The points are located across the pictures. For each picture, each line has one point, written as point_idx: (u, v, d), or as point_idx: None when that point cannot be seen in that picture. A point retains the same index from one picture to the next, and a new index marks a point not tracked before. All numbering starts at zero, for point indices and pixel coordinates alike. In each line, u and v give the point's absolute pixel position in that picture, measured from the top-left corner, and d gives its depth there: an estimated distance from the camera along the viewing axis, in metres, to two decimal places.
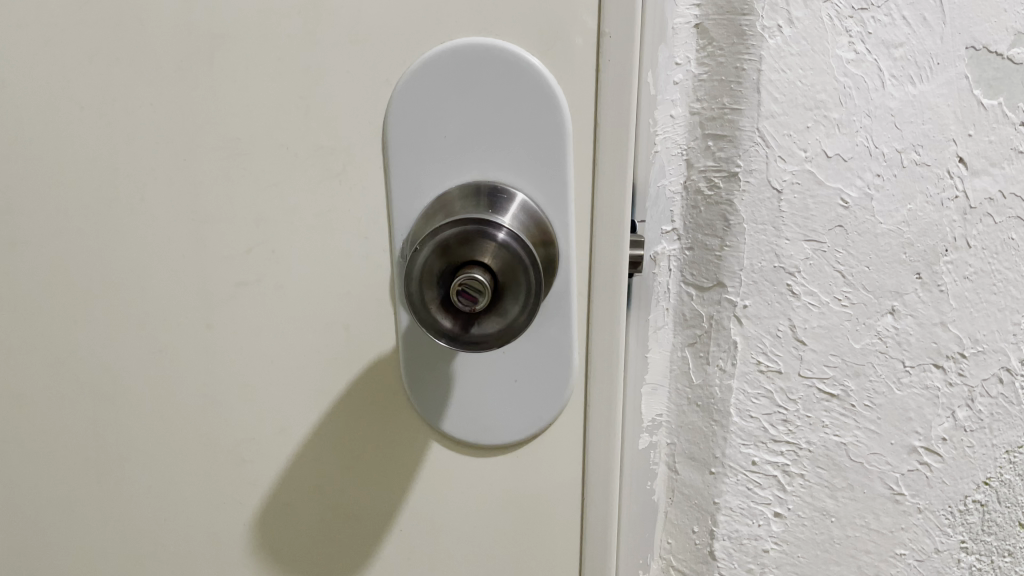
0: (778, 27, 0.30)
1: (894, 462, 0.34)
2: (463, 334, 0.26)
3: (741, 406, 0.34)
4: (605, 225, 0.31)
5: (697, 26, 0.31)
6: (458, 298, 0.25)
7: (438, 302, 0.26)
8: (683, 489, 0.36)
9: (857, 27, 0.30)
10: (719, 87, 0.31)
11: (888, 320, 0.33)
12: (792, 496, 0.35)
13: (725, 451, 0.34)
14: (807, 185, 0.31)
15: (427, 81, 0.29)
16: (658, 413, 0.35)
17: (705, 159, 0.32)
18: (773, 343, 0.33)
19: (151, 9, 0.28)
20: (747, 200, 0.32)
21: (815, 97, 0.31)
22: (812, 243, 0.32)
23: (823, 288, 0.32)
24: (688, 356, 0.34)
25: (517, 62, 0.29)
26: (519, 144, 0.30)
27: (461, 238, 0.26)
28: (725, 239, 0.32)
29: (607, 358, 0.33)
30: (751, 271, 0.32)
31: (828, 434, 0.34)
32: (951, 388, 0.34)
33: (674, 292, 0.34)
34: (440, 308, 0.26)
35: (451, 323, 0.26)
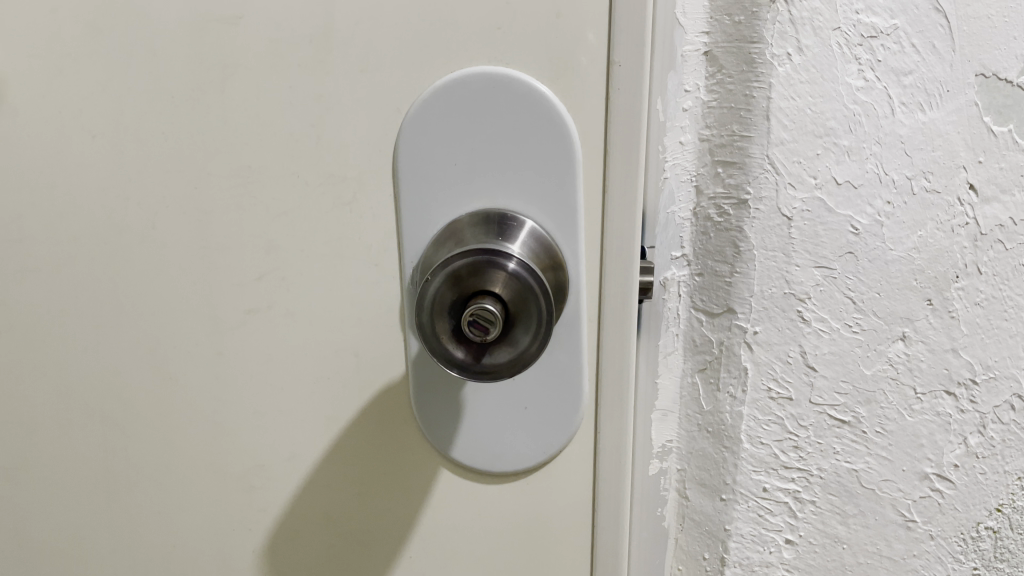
0: (787, 55, 0.30)
1: (906, 489, 0.34)
2: (475, 363, 0.26)
3: (752, 432, 0.34)
4: (615, 252, 0.31)
5: (706, 53, 0.31)
6: (469, 328, 0.25)
7: (450, 332, 0.26)
8: (693, 515, 0.35)
9: (866, 55, 0.30)
10: (728, 114, 0.31)
11: (899, 346, 0.33)
12: (803, 523, 0.34)
13: (736, 477, 0.34)
14: (817, 212, 0.31)
15: (438, 109, 0.29)
16: (669, 439, 0.35)
17: (714, 185, 0.32)
18: (784, 369, 0.33)
19: (164, 39, 0.29)
20: (757, 226, 0.32)
21: (824, 124, 0.31)
22: (823, 269, 0.32)
23: (834, 314, 0.32)
24: (699, 382, 0.34)
25: (527, 90, 0.29)
26: (529, 171, 0.30)
27: (471, 269, 0.26)
28: (735, 265, 0.32)
29: (618, 385, 0.33)
30: (762, 297, 0.32)
31: (840, 460, 0.34)
32: (963, 415, 0.34)
33: (684, 318, 0.34)
34: (452, 338, 0.26)
35: (464, 353, 0.26)
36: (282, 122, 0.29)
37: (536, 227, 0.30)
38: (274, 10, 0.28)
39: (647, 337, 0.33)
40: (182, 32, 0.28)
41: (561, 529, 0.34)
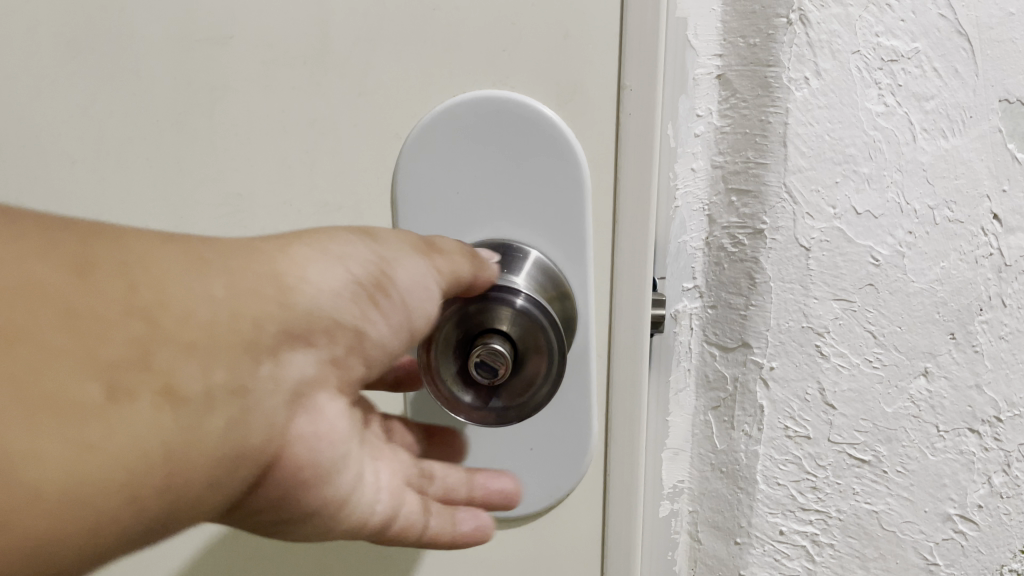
0: (805, 79, 0.29)
1: (928, 531, 0.33)
2: (484, 407, 0.25)
3: (768, 472, 0.32)
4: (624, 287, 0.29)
5: (719, 77, 0.30)
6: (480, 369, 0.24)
7: (457, 374, 0.25)
8: (705, 559, 0.34)
9: (887, 79, 0.29)
10: (743, 140, 0.30)
11: (921, 383, 0.31)
12: (821, 567, 0.33)
13: (751, 520, 0.32)
14: (836, 242, 0.30)
15: (440, 136, 0.27)
16: (680, 479, 0.33)
17: (728, 215, 0.31)
18: (801, 407, 0.31)
19: (150, 61, 0.27)
20: (773, 258, 0.30)
21: (843, 151, 0.29)
22: (841, 302, 0.31)
23: (853, 349, 0.31)
24: (712, 421, 0.33)
25: (527, 112, 0.27)
26: (535, 202, 0.28)
27: (478, 307, 0.25)
28: (750, 299, 0.31)
29: (629, 426, 0.31)
30: (778, 331, 0.31)
31: (859, 501, 0.32)
32: (986, 453, 0.32)
33: (696, 352, 0.32)
34: (460, 382, 0.25)
35: (472, 397, 0.25)
36: (273, 148, 0.28)
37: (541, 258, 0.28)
38: (267, 30, 0.26)
39: (657, 372, 0.32)
40: (170, 53, 0.27)
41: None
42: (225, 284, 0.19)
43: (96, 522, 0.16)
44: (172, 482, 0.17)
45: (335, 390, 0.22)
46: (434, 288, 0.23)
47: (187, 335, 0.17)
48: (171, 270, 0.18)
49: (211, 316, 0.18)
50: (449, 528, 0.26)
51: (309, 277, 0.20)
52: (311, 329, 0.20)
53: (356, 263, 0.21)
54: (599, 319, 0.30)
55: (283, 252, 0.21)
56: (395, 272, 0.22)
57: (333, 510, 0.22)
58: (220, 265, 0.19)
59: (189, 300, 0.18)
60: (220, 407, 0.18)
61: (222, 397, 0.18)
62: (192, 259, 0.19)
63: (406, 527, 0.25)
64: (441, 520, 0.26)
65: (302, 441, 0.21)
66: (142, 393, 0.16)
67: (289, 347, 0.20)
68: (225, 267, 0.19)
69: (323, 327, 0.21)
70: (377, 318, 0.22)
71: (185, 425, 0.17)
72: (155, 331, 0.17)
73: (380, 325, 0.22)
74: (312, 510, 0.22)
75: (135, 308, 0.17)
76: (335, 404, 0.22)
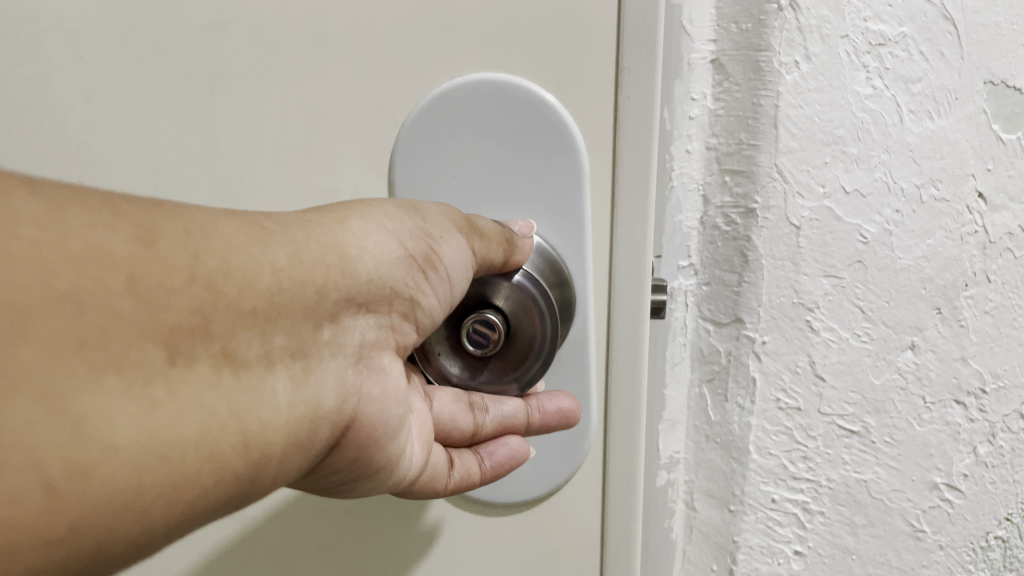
0: (795, 63, 0.30)
1: (915, 499, 0.34)
2: (470, 377, 0.28)
3: (760, 442, 0.33)
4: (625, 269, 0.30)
5: (714, 61, 0.31)
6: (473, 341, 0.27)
7: (448, 347, 0.27)
8: (701, 527, 0.35)
9: (875, 62, 0.30)
10: (735, 123, 0.31)
11: (908, 356, 0.33)
12: (812, 534, 0.34)
13: (744, 488, 0.34)
14: (825, 221, 0.31)
15: (439, 115, 0.29)
16: (676, 450, 0.35)
17: (722, 195, 0.32)
18: (793, 379, 0.33)
19: (163, 49, 0.28)
20: (765, 235, 0.31)
21: (832, 132, 0.30)
22: (831, 278, 0.32)
23: (843, 324, 0.32)
24: (706, 393, 0.34)
25: (532, 100, 0.28)
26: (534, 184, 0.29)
27: (474, 284, 0.27)
28: (743, 275, 0.32)
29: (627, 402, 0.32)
30: (770, 306, 0.32)
31: (849, 470, 0.34)
32: (972, 424, 0.34)
33: (691, 328, 0.34)
34: (449, 354, 0.27)
35: (458, 368, 0.27)
36: (284, 133, 0.29)
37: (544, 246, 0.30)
38: (277, 18, 0.28)
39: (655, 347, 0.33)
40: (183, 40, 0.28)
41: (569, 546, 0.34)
42: (289, 250, 0.19)
43: (175, 490, 0.16)
44: (249, 444, 0.18)
45: (393, 354, 0.23)
46: (470, 262, 0.25)
47: (249, 304, 0.17)
48: (234, 240, 0.18)
49: (279, 283, 0.18)
50: (476, 467, 0.29)
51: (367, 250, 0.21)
52: (374, 298, 0.22)
53: (410, 240, 0.23)
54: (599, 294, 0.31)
55: (341, 225, 0.21)
56: (444, 245, 0.24)
57: (392, 466, 0.24)
58: (292, 231, 0.20)
59: (257, 265, 0.18)
60: (285, 369, 0.19)
61: (282, 360, 0.19)
62: (257, 231, 0.19)
63: (434, 476, 0.27)
64: (466, 462, 0.28)
65: (372, 404, 0.22)
66: (203, 356, 0.16)
67: (351, 314, 0.21)
68: (287, 236, 0.19)
69: (384, 295, 0.22)
70: (430, 288, 0.24)
71: (251, 388, 0.18)
72: (218, 299, 0.17)
73: (430, 296, 0.24)
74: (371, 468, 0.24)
75: (198, 275, 0.17)
76: (393, 367, 0.23)
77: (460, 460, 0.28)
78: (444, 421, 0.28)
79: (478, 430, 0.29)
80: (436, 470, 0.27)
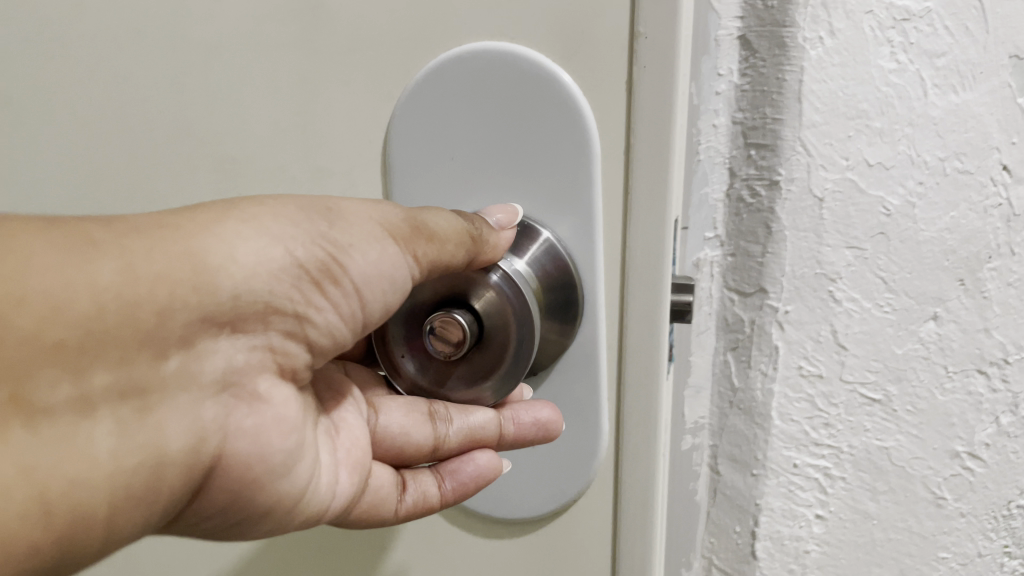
0: (820, 38, 0.31)
1: (937, 466, 0.35)
2: (424, 379, 0.29)
3: (783, 409, 0.34)
4: (646, 251, 0.29)
5: (740, 38, 0.32)
6: (444, 346, 0.27)
7: (411, 345, 0.28)
8: (725, 489, 0.36)
9: (899, 37, 0.31)
10: (761, 97, 0.32)
11: (931, 326, 0.33)
12: (833, 498, 0.35)
13: (767, 453, 0.35)
14: (848, 193, 0.32)
15: (448, 90, 0.29)
16: (701, 415, 0.36)
17: (747, 168, 0.33)
18: (815, 348, 0.34)
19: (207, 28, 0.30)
20: (788, 208, 0.32)
21: (856, 107, 0.31)
22: (854, 250, 0.33)
23: (865, 294, 0.33)
24: (731, 361, 0.35)
25: (551, 80, 0.28)
26: (547, 169, 0.30)
27: (450, 288, 0.28)
28: (766, 247, 0.33)
29: (644, 388, 0.31)
30: (793, 277, 0.33)
31: (870, 438, 0.34)
32: (995, 394, 0.34)
33: (717, 297, 0.35)
34: (411, 351, 0.29)
35: (414, 367, 0.29)
36: (319, 107, 0.31)
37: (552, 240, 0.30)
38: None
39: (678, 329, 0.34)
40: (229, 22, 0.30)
41: (588, 527, 0.34)
42: (119, 264, 0.20)
43: None
44: (50, 496, 0.19)
45: (275, 377, 0.24)
46: (384, 275, 0.25)
47: (48, 339, 0.19)
48: (46, 258, 0.19)
49: (98, 304, 0.20)
50: (435, 487, 0.31)
51: (238, 266, 0.22)
52: (242, 316, 0.22)
53: (302, 249, 0.23)
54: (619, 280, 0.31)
55: (212, 229, 0.22)
56: (348, 254, 0.24)
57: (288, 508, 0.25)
58: (129, 240, 0.21)
59: (70, 290, 0.19)
60: (104, 413, 0.20)
61: (107, 399, 0.20)
62: (84, 244, 0.20)
63: (381, 504, 0.30)
64: (420, 485, 0.31)
65: (243, 437, 0.23)
66: None
67: (209, 337, 0.22)
68: (122, 248, 0.20)
69: (257, 311, 0.23)
70: (327, 301, 0.24)
71: (63, 437, 0.20)
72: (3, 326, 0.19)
73: (328, 311, 0.25)
74: (262, 504, 0.25)
75: None
76: (277, 391, 0.24)
77: (416, 484, 0.31)
78: (408, 434, 0.31)
79: (439, 444, 0.31)
80: (380, 495, 0.30)
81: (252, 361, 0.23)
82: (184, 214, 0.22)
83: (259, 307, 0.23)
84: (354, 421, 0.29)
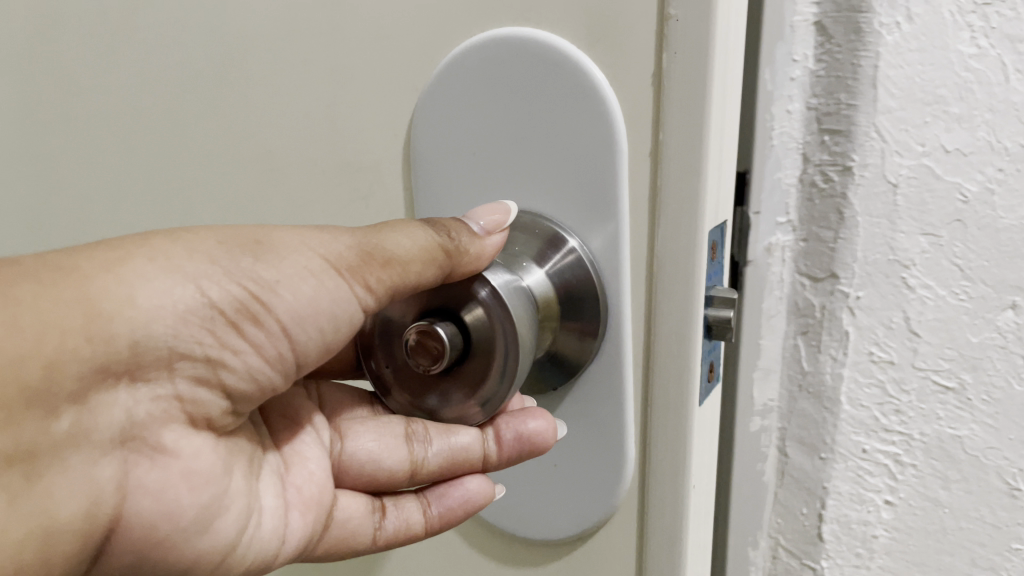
0: (897, 23, 0.31)
1: (1013, 458, 0.34)
2: (402, 391, 0.28)
3: (852, 394, 0.35)
4: (673, 249, 0.28)
5: (816, 23, 0.32)
6: (423, 360, 0.25)
7: (388, 357, 0.27)
8: (793, 471, 0.37)
9: (980, 22, 0.30)
10: (835, 83, 0.32)
11: (1009, 316, 0.32)
12: (903, 485, 0.35)
13: (835, 437, 0.36)
14: (924, 179, 0.32)
15: (477, 86, 0.30)
16: (770, 398, 0.36)
17: (820, 153, 0.33)
18: (886, 334, 0.34)
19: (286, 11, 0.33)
20: (861, 193, 0.33)
21: (933, 92, 0.31)
22: (928, 237, 0.32)
23: (940, 281, 0.33)
24: (800, 345, 0.35)
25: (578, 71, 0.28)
26: (575, 166, 0.29)
27: (431, 302, 0.27)
28: (839, 232, 0.33)
29: (678, 389, 0.30)
30: (864, 263, 0.33)
31: (943, 426, 0.34)
32: None
33: (788, 282, 0.35)
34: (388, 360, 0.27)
35: (390, 377, 0.28)
36: (381, 99, 0.32)
37: (581, 248, 0.30)
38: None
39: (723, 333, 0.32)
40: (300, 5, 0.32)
41: (623, 532, 0.33)
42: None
43: None
44: None
45: (183, 425, 0.25)
46: (315, 312, 0.26)
47: None
48: None
49: None
50: (417, 514, 0.32)
51: (132, 315, 0.23)
52: (142, 365, 0.24)
53: (216, 289, 0.24)
54: (653, 280, 0.29)
55: (110, 275, 0.23)
56: (273, 291, 0.25)
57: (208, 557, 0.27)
58: (16, 290, 0.22)
59: None
60: None
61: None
62: None
63: (353, 534, 0.31)
64: (396, 516, 0.31)
65: (145, 494, 0.25)
66: None
67: (106, 388, 0.24)
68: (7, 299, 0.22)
69: (158, 358, 0.24)
70: (247, 343, 0.25)
71: None
72: None
73: (250, 354, 0.26)
74: (182, 558, 0.26)
75: None
76: (187, 443, 0.26)
77: (396, 511, 0.31)
78: (379, 460, 0.31)
79: (414, 469, 0.31)
80: (350, 528, 0.31)
81: (158, 411, 0.25)
82: (87, 254, 0.24)
83: (156, 355, 0.24)
84: (313, 459, 0.30)
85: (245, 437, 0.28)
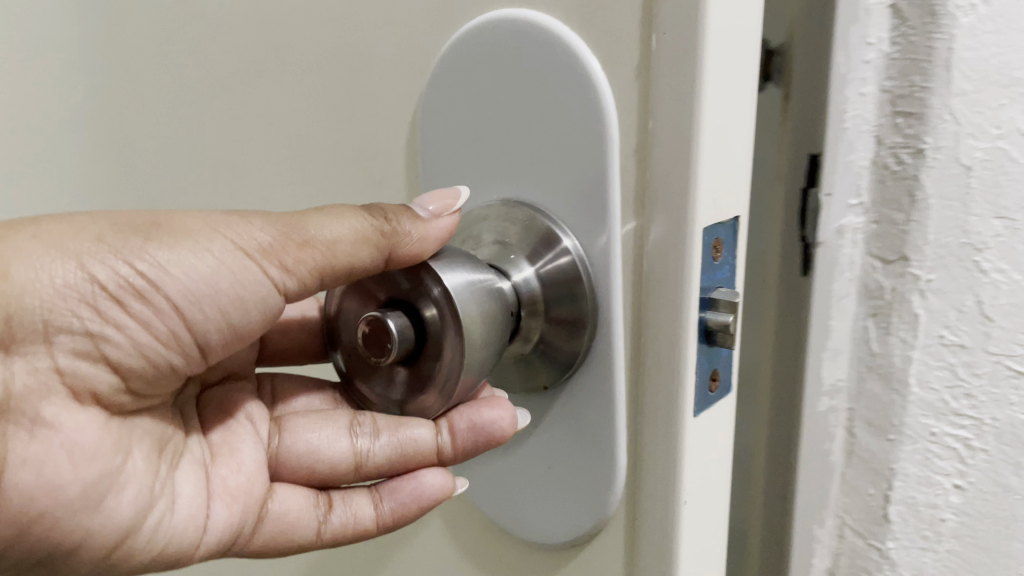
0: (972, 6, 0.31)
1: None
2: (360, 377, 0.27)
3: (922, 376, 0.35)
4: (660, 245, 0.25)
5: (892, 5, 0.32)
6: (373, 349, 0.25)
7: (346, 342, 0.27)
8: (860, 453, 0.37)
9: None
10: (909, 66, 0.33)
11: None
12: (972, 470, 0.36)
13: (904, 419, 0.36)
14: (999, 161, 0.32)
15: (485, 63, 0.28)
16: (839, 378, 0.36)
17: (893, 136, 0.33)
18: (958, 317, 0.34)
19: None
20: (934, 175, 0.33)
21: (1009, 74, 0.32)
22: (1003, 220, 0.33)
23: (1014, 265, 0.33)
24: (870, 327, 0.36)
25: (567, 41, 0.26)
26: (571, 151, 0.27)
27: (391, 292, 0.26)
28: (910, 214, 0.34)
29: (668, 399, 0.26)
30: (937, 245, 0.34)
31: (1015, 412, 0.34)
32: None
33: (858, 264, 0.35)
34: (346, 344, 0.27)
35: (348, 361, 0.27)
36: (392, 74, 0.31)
37: (577, 250, 0.27)
38: None
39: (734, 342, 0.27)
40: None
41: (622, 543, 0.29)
42: None
43: None
44: None
45: (69, 400, 0.25)
46: (207, 291, 0.25)
47: None
48: None
49: None
50: (370, 512, 0.31)
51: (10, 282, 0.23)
52: (17, 334, 0.24)
53: (98, 266, 0.24)
54: (643, 281, 0.26)
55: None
56: (164, 272, 0.25)
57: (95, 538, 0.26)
58: None
59: None
60: None
61: None
62: None
63: (293, 527, 0.30)
64: (341, 516, 0.31)
65: (22, 469, 0.24)
66: None
67: None
68: None
69: (34, 327, 0.24)
70: (132, 317, 0.25)
71: None
72: None
73: (137, 328, 0.25)
74: (58, 542, 0.25)
75: None
76: (68, 418, 0.25)
77: (347, 508, 0.31)
78: (322, 450, 0.31)
79: (360, 461, 0.31)
80: (289, 522, 0.30)
81: (33, 386, 0.24)
82: None
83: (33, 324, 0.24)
84: (243, 451, 0.30)
85: (160, 417, 0.28)
